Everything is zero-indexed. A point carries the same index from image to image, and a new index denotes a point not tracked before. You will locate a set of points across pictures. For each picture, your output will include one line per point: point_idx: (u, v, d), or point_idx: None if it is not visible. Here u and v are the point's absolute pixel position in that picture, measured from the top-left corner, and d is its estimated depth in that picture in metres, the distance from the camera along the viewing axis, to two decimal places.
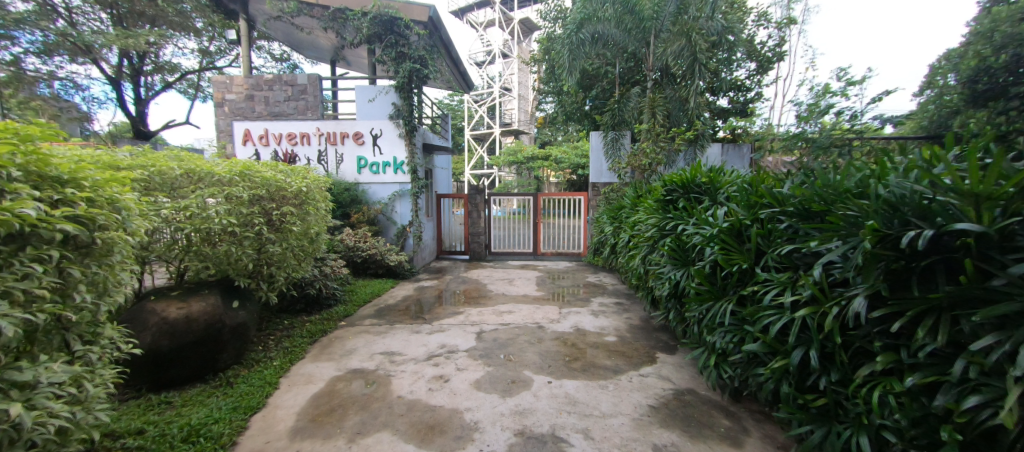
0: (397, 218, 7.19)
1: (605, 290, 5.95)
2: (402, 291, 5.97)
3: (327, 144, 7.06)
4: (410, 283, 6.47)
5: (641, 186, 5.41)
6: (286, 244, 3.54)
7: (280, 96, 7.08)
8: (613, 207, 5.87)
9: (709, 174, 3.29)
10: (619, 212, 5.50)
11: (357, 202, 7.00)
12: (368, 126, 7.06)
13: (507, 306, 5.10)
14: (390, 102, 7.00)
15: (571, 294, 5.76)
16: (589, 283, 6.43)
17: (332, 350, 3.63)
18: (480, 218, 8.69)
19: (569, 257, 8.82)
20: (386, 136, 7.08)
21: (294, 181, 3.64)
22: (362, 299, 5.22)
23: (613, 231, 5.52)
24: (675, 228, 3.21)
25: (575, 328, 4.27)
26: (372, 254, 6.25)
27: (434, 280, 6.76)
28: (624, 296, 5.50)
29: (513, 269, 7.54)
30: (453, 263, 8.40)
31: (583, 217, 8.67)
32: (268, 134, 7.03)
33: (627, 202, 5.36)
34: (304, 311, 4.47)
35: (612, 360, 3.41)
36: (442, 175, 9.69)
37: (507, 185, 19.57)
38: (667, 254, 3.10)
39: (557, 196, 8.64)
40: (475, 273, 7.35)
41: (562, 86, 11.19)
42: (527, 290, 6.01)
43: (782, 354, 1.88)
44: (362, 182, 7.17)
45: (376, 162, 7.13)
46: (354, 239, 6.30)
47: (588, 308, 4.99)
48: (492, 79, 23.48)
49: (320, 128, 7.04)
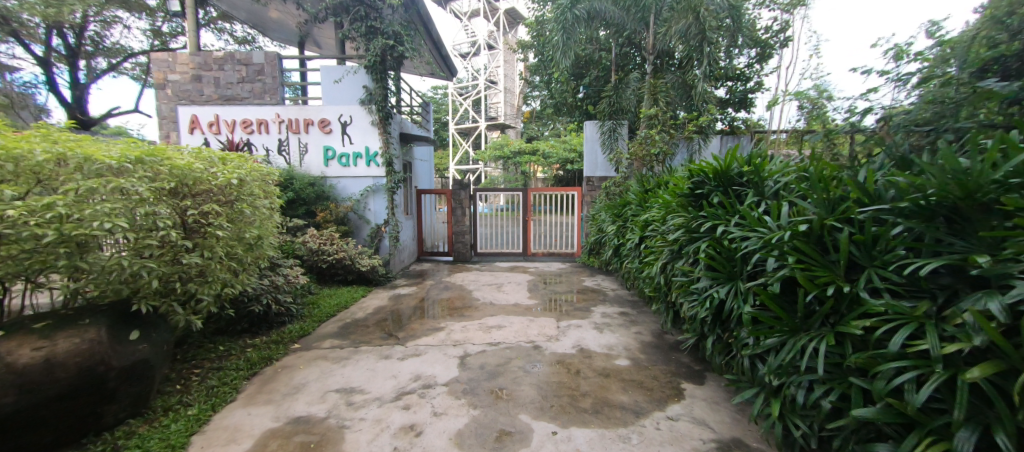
0: (370, 216, 6.40)
1: (607, 297, 5.28)
2: (374, 301, 5.18)
3: (288, 132, 6.21)
4: (385, 290, 5.68)
5: (649, 178, 4.74)
6: (210, 253, 2.75)
7: (232, 76, 6.17)
8: (615, 204, 5.20)
9: (751, 161, 2.62)
10: (623, 209, 4.82)
11: (323, 198, 6.15)
12: (336, 112, 6.21)
13: (496, 319, 4.37)
14: (360, 85, 6.16)
15: (567, 302, 5.06)
16: (587, 288, 5.76)
17: (274, 387, 2.85)
18: (464, 216, 7.97)
19: (562, 257, 8.13)
20: (357, 123, 6.25)
21: (220, 172, 2.85)
22: (325, 313, 4.42)
23: (615, 230, 4.85)
24: (709, 229, 2.55)
25: (577, 348, 3.57)
26: (340, 257, 5.43)
27: (412, 286, 5.98)
28: (629, 305, 4.83)
29: (501, 273, 6.81)
30: (435, 266, 7.62)
31: (577, 214, 7.99)
32: (219, 121, 6.16)
33: (633, 197, 4.69)
34: (246, 332, 3.65)
35: (629, 396, 2.72)
36: (424, 169, 8.85)
37: (493, 180, 18.76)
38: (703, 264, 2.42)
39: (549, 191, 7.96)
40: (458, 277, 6.60)
41: (553, 74, 10.43)
42: (519, 297, 5.30)
43: (933, 434, 1.22)
44: (329, 176, 6.32)
45: (345, 152, 6.30)
46: (319, 241, 5.46)
47: (590, 321, 4.30)
48: (477, 71, 22.62)
49: (280, 114, 6.19)
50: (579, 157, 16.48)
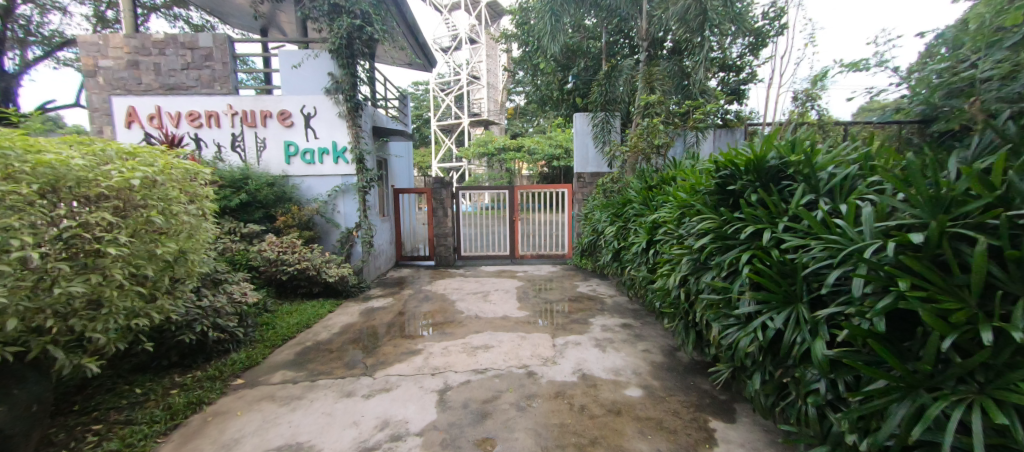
0: (339, 219, 5.72)
1: (605, 306, 4.76)
2: (342, 317, 4.54)
3: (242, 125, 5.50)
4: (356, 303, 5.04)
5: (651, 173, 4.23)
6: (102, 278, 2.09)
7: (175, 62, 5.41)
8: (614, 202, 4.68)
9: (798, 149, 2.11)
10: (624, 209, 4.31)
11: (284, 201, 5.43)
12: (297, 103, 5.51)
13: (482, 337, 3.79)
14: (325, 71, 5.47)
15: (562, 313, 4.52)
16: (582, 296, 5.22)
17: (196, 447, 2.22)
18: (446, 216, 7.35)
19: (552, 259, 7.61)
20: (322, 115, 5.56)
21: (115, 169, 2.17)
22: (281, 337, 3.75)
23: (614, 231, 4.32)
24: (751, 236, 2.02)
25: (579, 374, 3.02)
26: (302, 267, 4.75)
27: (388, 297, 5.35)
28: (631, 316, 4.31)
29: (488, 279, 6.23)
30: (415, 272, 6.99)
31: (567, 212, 7.47)
32: (161, 113, 5.42)
33: (635, 195, 4.17)
34: (176, 367, 3.00)
35: (650, 443, 2.18)
36: (402, 166, 8.17)
37: (477, 178, 18.13)
38: (747, 281, 1.88)
39: (537, 188, 7.42)
40: (440, 285, 6.00)
41: (539, 65, 9.85)
42: (508, 308, 4.73)
43: None
44: (291, 175, 5.61)
45: (309, 148, 5.60)
46: (277, 249, 4.77)
47: (589, 337, 3.77)
48: (460, 66, 21.92)
49: (232, 105, 5.47)
50: (565, 153, 16.00)
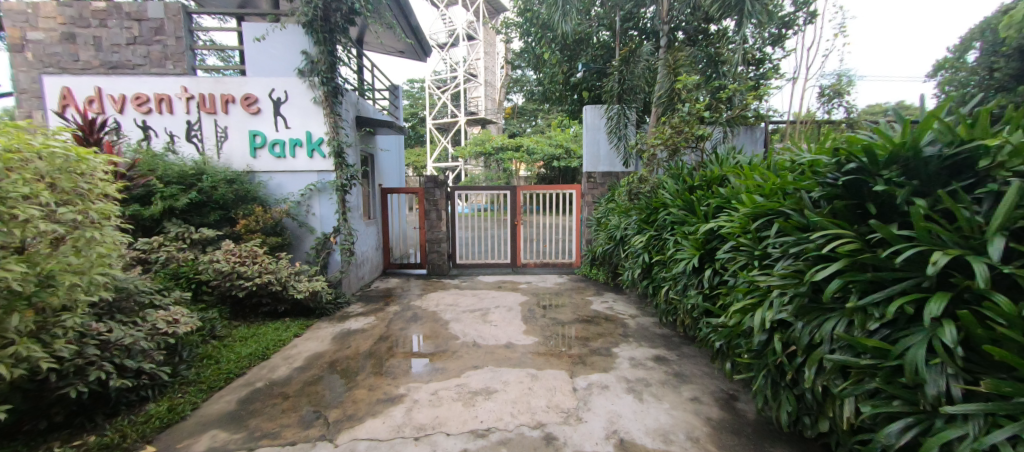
0: (313, 222, 4.90)
1: (629, 331, 3.96)
2: (311, 343, 3.72)
3: (199, 111, 4.67)
4: (331, 324, 4.22)
5: (691, 171, 3.45)
6: None
7: (120, 36, 4.58)
8: (641, 206, 3.91)
9: (982, 130, 1.39)
10: (656, 214, 3.53)
11: (246, 201, 4.56)
12: (265, 86, 4.69)
13: (482, 377, 2.98)
14: (299, 49, 4.66)
15: (579, 340, 3.72)
16: (599, 316, 4.42)
17: None
18: (440, 219, 6.55)
19: (558, 268, 6.83)
20: (294, 101, 4.74)
21: None
22: (223, 375, 2.91)
23: (644, 241, 3.52)
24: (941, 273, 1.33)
25: (615, 440, 2.22)
26: (262, 282, 3.91)
27: (370, 315, 4.54)
28: (663, 346, 3.52)
29: (486, 292, 5.42)
30: (405, 283, 6.18)
31: (575, 215, 6.69)
32: (102, 96, 4.59)
33: (670, 198, 3.39)
34: (64, 429, 2.19)
35: None
36: (391, 162, 7.32)
37: (473, 179, 17.32)
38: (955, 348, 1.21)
39: (541, 189, 6.64)
40: (433, 299, 5.20)
41: (543, 56, 9.05)
42: (512, 333, 3.91)
43: None
44: (257, 170, 4.78)
45: (279, 139, 4.77)
46: (232, 259, 3.93)
47: (618, 377, 2.97)
48: (457, 63, 21.11)
49: (188, 87, 4.65)
50: (566, 154, 15.31)
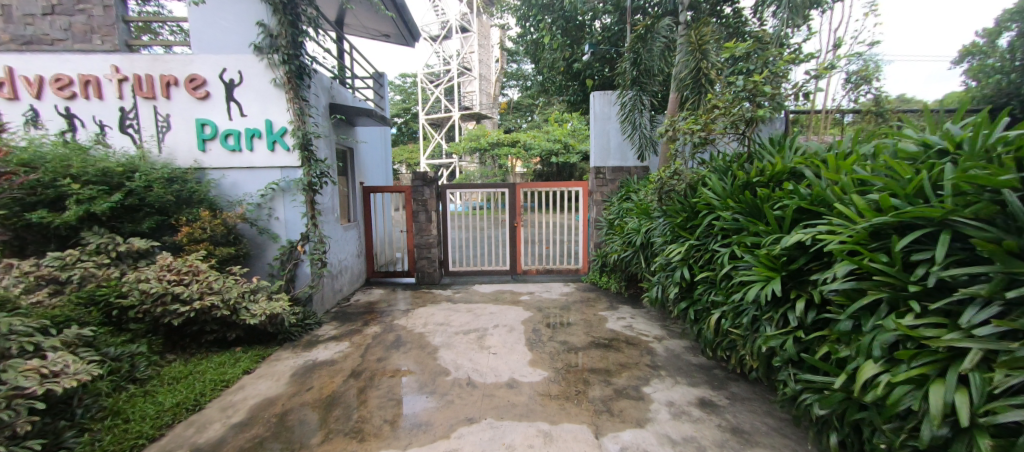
0: (276, 227, 4.13)
1: (658, 361, 3.22)
2: (263, 381, 2.96)
3: (134, 95, 3.88)
4: (294, 352, 3.47)
5: (742, 162, 2.71)
6: None
7: (35, 4, 3.80)
8: (672, 207, 3.17)
9: None
10: (698, 218, 2.80)
11: (191, 204, 3.76)
12: (214, 66, 3.90)
13: (477, 438, 2.24)
14: (254, 21, 3.86)
15: (599, 375, 2.98)
16: (617, 339, 3.69)
17: None
18: (430, 222, 5.79)
19: (563, 276, 6.10)
20: (249, 83, 3.94)
21: None
22: (127, 443, 2.15)
23: (681, 251, 2.78)
24: None
25: None
26: (203, 306, 3.13)
27: (344, 340, 3.78)
28: (707, 384, 2.78)
29: (483, 307, 4.66)
30: (390, 294, 5.42)
31: (582, 216, 5.95)
32: (15, 78, 3.78)
33: (719, 198, 2.65)
34: None
35: None
36: (377, 158, 6.54)
37: (468, 176, 16.53)
38: None
39: (544, 186, 5.89)
40: (420, 316, 4.45)
41: (542, 41, 8.26)
42: (514, 365, 3.17)
43: None
44: (207, 166, 3.99)
45: (232, 129, 3.98)
46: (166, 278, 3.15)
47: (659, 437, 2.23)
48: (450, 56, 20.24)
49: (119, 67, 3.84)
50: (564, 149, 14.53)
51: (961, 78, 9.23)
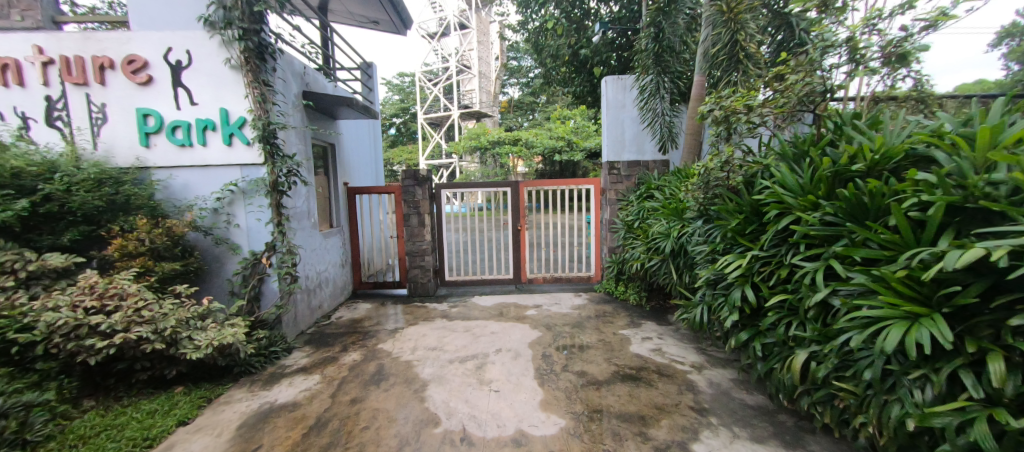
0: (236, 236, 3.46)
1: (703, 400, 2.55)
2: (199, 437, 2.30)
3: (62, 81, 3.24)
4: (250, 392, 2.81)
5: (824, 144, 2.03)
6: None
7: None
8: (721, 207, 2.49)
9: None
10: (764, 222, 2.12)
11: (128, 211, 3.10)
12: (157, 45, 3.25)
13: None
14: None
15: (631, 424, 2.31)
16: (647, 368, 3.02)
17: None
18: (423, 226, 5.13)
19: (573, 285, 5.42)
20: (200, 65, 3.29)
21: None
22: None
23: (741, 265, 2.09)
24: None
25: None
26: (128, 341, 2.47)
27: (313, 372, 3.11)
28: (777, 439, 2.11)
29: (482, 326, 4.00)
30: (377, 309, 4.77)
31: (594, 216, 5.26)
32: None
33: (795, 193, 1.97)
34: None
35: None
36: (364, 155, 5.87)
37: (469, 176, 15.86)
38: None
39: (550, 184, 5.21)
40: (409, 338, 3.78)
41: (546, 28, 7.57)
42: (521, 409, 2.50)
43: None
44: (152, 165, 3.34)
45: (180, 120, 3.33)
46: (82, 305, 2.49)
47: None
48: (449, 53, 19.58)
49: (43, 47, 3.20)
50: (568, 146, 13.79)
51: (1001, 62, 8.44)
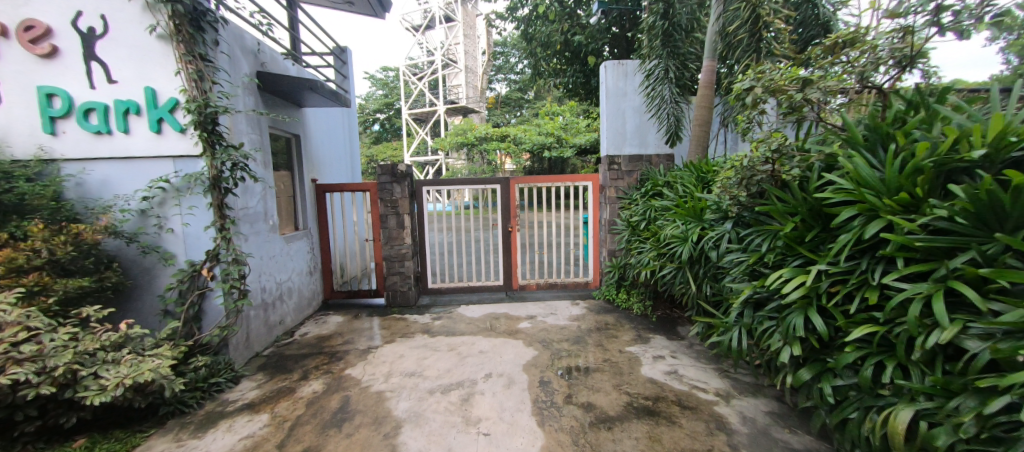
0: (170, 243, 2.86)
1: (739, 443, 2.07)
2: None
3: None
4: (175, 441, 2.23)
5: (912, 127, 1.56)
6: None
7: None
8: (765, 209, 2.03)
9: None
10: (834, 228, 1.65)
11: (23, 214, 2.46)
12: (64, 8, 2.63)
13: None
14: None
15: None
16: (665, 397, 2.53)
17: None
18: (401, 227, 4.56)
19: (569, 292, 4.90)
20: (120, 35, 2.68)
21: None
22: None
23: (803, 284, 1.62)
24: None
25: None
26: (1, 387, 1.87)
27: (261, 410, 2.54)
28: None
29: (469, 344, 3.47)
30: (349, 323, 4.19)
31: (592, 215, 4.78)
32: None
33: (880, 191, 1.49)
34: None
35: None
36: (335, 149, 5.25)
37: (456, 174, 15.26)
38: None
39: (545, 181, 4.69)
40: (383, 360, 3.22)
41: (539, 14, 7.04)
42: None
43: None
44: (61, 157, 2.72)
45: (95, 102, 2.71)
46: None
47: None
48: (435, 47, 18.88)
49: None
50: (558, 143, 13.25)
51: None
